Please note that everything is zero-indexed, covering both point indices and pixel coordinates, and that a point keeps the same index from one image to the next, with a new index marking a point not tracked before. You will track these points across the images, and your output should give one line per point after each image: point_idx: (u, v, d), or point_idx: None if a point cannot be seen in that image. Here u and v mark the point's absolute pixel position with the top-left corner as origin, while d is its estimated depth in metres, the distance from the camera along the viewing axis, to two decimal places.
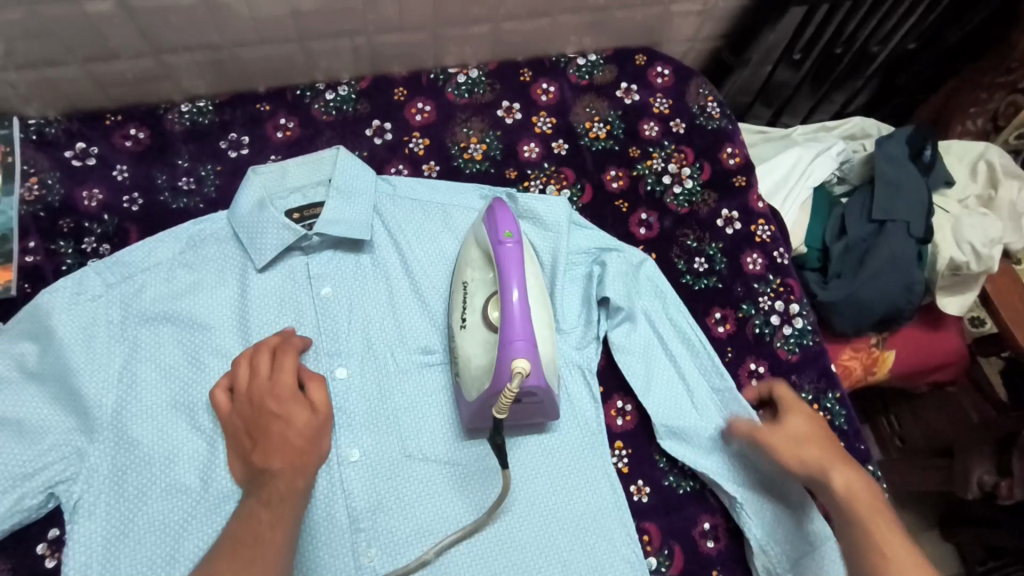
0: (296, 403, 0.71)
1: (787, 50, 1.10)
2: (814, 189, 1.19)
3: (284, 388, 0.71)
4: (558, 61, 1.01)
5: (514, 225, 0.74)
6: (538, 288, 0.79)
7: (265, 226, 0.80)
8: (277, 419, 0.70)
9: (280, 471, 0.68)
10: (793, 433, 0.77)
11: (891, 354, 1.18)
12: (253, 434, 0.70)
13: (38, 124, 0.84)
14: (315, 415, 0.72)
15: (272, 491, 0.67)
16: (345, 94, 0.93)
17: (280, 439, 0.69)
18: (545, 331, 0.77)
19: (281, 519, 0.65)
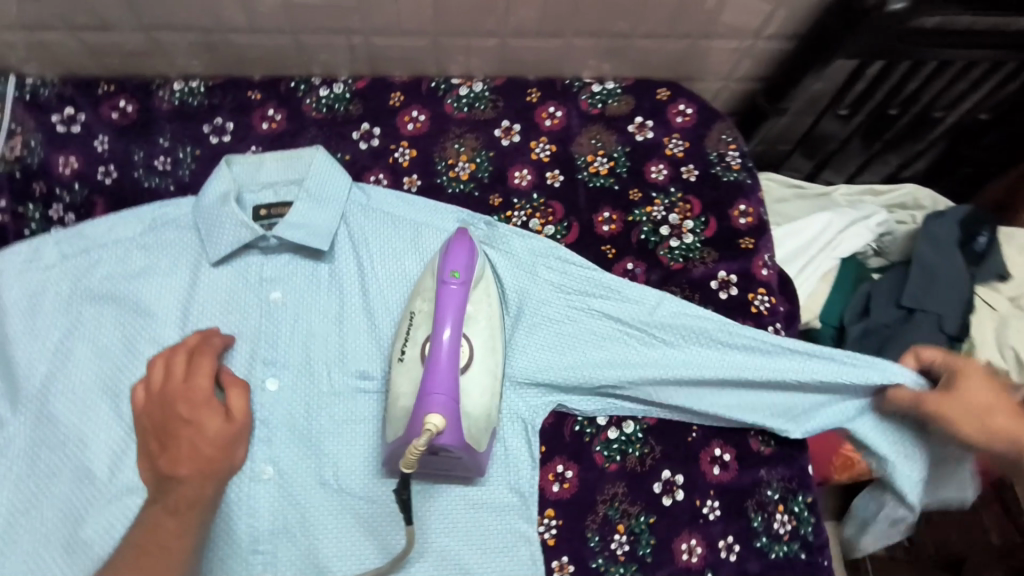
0: (210, 407, 0.70)
1: (833, 102, 1.00)
2: (843, 260, 1.08)
3: (200, 393, 0.70)
4: (571, 84, 0.94)
5: (464, 264, 0.71)
6: (491, 331, 0.75)
7: (223, 221, 0.78)
8: (188, 423, 0.68)
9: (187, 477, 0.66)
10: (972, 400, 0.72)
11: None
12: (162, 437, 0.68)
13: (34, 84, 0.85)
14: (228, 424, 0.70)
15: (177, 499, 0.65)
16: (339, 92, 0.89)
17: (188, 445, 0.67)
18: (488, 379, 0.72)
19: (188, 528, 0.63)
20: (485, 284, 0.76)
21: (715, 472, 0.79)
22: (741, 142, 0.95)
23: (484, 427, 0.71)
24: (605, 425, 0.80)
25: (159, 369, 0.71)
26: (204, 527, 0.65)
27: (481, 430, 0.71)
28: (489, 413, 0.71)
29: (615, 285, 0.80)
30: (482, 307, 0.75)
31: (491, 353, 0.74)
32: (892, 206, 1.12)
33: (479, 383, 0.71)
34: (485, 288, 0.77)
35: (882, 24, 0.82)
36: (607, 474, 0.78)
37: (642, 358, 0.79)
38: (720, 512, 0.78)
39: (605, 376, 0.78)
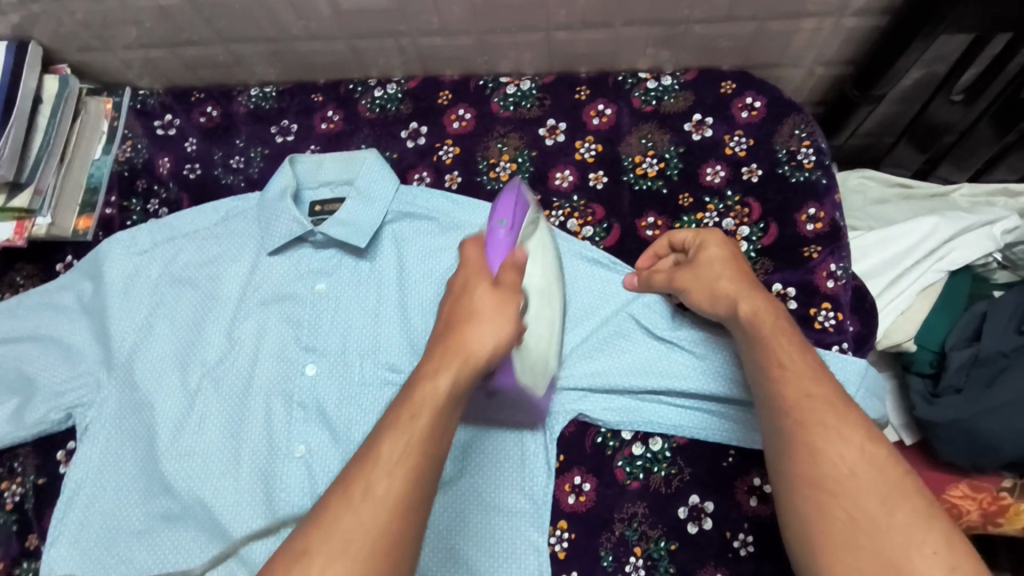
0: (508, 301, 0.63)
1: (945, 83, 0.84)
2: (952, 274, 0.92)
3: (471, 274, 0.65)
4: (624, 81, 0.89)
5: (511, 213, 0.71)
6: (545, 285, 0.75)
7: (279, 216, 0.85)
8: (482, 312, 0.62)
9: (461, 332, 0.61)
10: (705, 265, 0.74)
11: None
12: (448, 321, 0.63)
13: (144, 95, 0.99)
14: (501, 287, 0.64)
15: (438, 360, 0.59)
16: (391, 93, 0.93)
17: (486, 334, 0.61)
18: (545, 328, 0.74)
19: (444, 394, 0.57)
20: (541, 234, 0.76)
21: (750, 504, 0.72)
22: (818, 136, 0.84)
23: (539, 371, 0.73)
24: (630, 440, 0.76)
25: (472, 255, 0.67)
26: (469, 382, 0.59)
27: (537, 373, 0.73)
28: (545, 360, 0.73)
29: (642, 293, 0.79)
30: (536, 255, 0.75)
31: (547, 303, 0.75)
32: None
33: (536, 331, 0.73)
34: (539, 241, 0.75)
35: None
36: (628, 492, 0.74)
37: (683, 370, 0.76)
38: (754, 548, 0.71)
39: (649, 386, 0.76)
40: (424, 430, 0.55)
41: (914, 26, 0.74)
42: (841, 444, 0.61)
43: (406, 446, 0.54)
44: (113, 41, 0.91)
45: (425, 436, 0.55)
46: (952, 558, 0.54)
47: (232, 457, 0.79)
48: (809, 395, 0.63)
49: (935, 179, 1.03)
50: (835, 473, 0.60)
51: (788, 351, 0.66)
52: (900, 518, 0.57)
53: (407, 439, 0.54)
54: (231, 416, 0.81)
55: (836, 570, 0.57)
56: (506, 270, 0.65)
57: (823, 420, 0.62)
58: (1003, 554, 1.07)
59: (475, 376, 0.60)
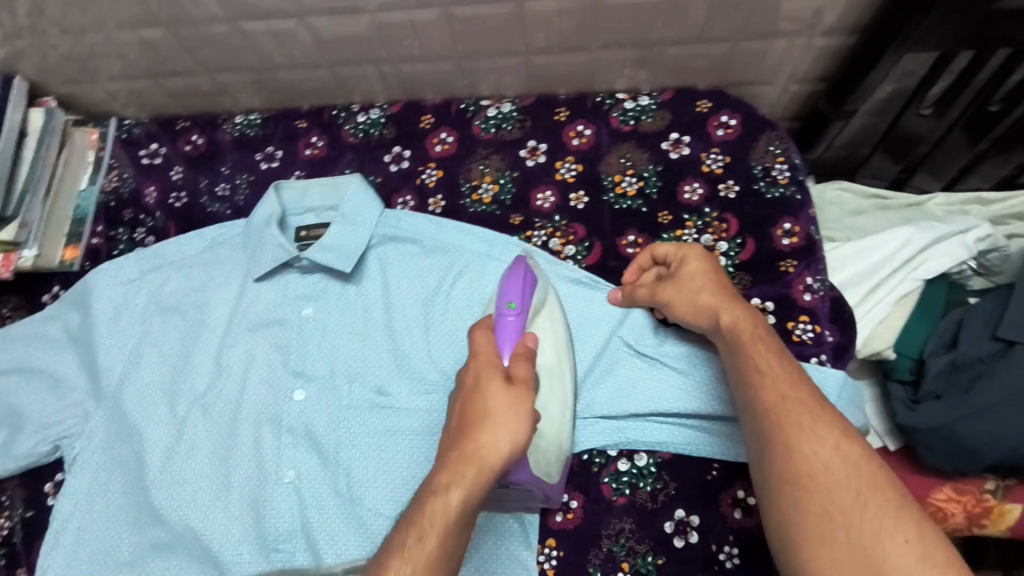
0: (521, 398, 0.64)
1: (915, 97, 0.86)
2: (928, 282, 0.94)
3: (482, 368, 0.67)
4: (602, 101, 0.91)
5: (518, 295, 0.74)
6: (554, 362, 0.76)
7: (265, 242, 0.86)
8: (495, 414, 0.63)
9: (475, 436, 0.61)
10: (687, 280, 0.75)
11: (1012, 509, 0.88)
12: (460, 426, 0.63)
13: (130, 125, 1.00)
14: (513, 385, 0.65)
15: (449, 473, 0.60)
16: (374, 118, 0.95)
17: (500, 438, 0.61)
18: (557, 409, 0.74)
19: (452, 510, 0.58)
20: (548, 312, 0.77)
21: (734, 516, 0.73)
22: (792, 152, 0.87)
23: (553, 458, 0.73)
24: (616, 456, 0.77)
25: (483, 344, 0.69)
26: (481, 493, 0.60)
27: (551, 462, 0.72)
28: (559, 445, 0.73)
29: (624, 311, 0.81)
30: (543, 334, 0.76)
31: (558, 380, 0.75)
32: (997, 220, 0.99)
33: (548, 412, 0.74)
34: (546, 319, 0.77)
35: (962, 8, 0.70)
36: (615, 508, 0.75)
37: (667, 392, 0.77)
38: (739, 560, 0.72)
39: (633, 410, 0.77)
40: (429, 554, 0.57)
41: (881, 44, 0.76)
42: (817, 444, 0.62)
43: (411, 574, 0.56)
44: (98, 73, 0.92)
45: (431, 555, 0.57)
46: (922, 546, 0.57)
47: (221, 484, 0.79)
48: (787, 399, 0.64)
49: (910, 188, 1.05)
50: (810, 471, 0.62)
51: (767, 356, 0.67)
52: (873, 511, 0.59)
53: (412, 564, 0.56)
54: (220, 443, 0.81)
55: (816, 564, 0.59)
56: (516, 363, 0.67)
57: (801, 423, 0.63)
58: (993, 555, 1.09)
59: (490, 483, 0.61)
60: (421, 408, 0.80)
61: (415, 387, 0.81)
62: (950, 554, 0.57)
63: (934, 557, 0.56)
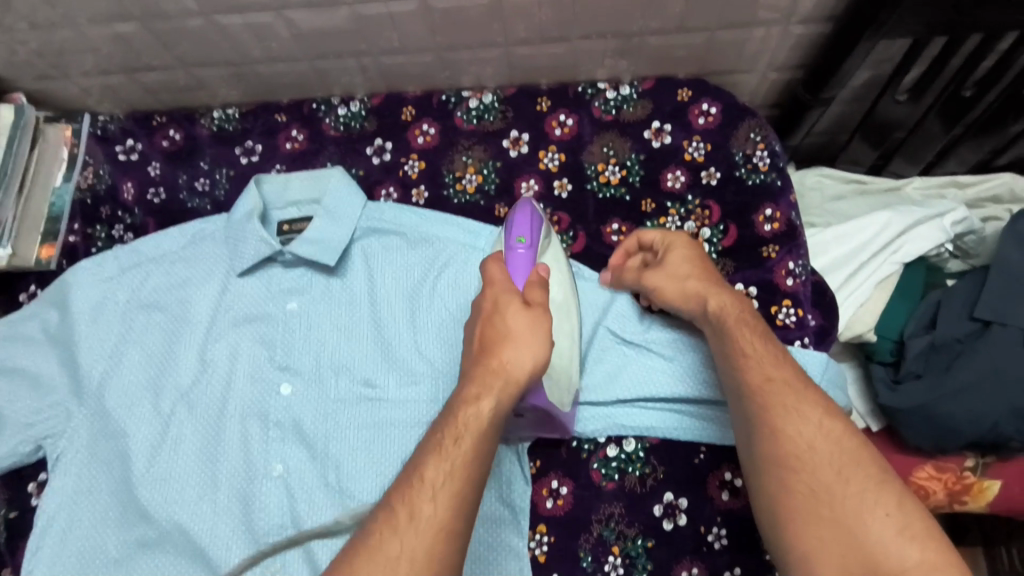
0: (541, 319, 0.66)
1: (891, 83, 0.87)
2: (908, 265, 0.95)
3: (501, 293, 0.68)
4: (584, 92, 0.91)
5: (528, 230, 0.77)
6: (564, 297, 0.77)
7: (247, 237, 0.85)
8: (517, 335, 0.65)
9: (503, 356, 0.63)
10: (672, 267, 0.76)
11: (994, 486, 0.89)
12: (484, 346, 0.65)
13: (104, 120, 0.97)
14: (531, 308, 0.67)
15: (479, 385, 0.61)
16: (355, 110, 0.94)
17: (524, 355, 0.64)
18: (565, 345, 0.76)
19: (487, 424, 0.59)
20: (555, 246, 0.80)
21: (723, 497, 0.74)
22: (772, 139, 0.87)
23: (565, 388, 0.74)
24: (604, 442, 0.77)
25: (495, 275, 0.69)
26: (507, 406, 0.62)
27: (563, 391, 0.74)
28: (569, 377, 0.75)
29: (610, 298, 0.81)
30: (553, 267, 0.78)
31: (565, 318, 0.77)
32: (972, 203, 1.01)
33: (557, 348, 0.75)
34: (553, 255, 0.79)
35: None
36: (604, 493, 0.75)
37: (655, 376, 0.77)
38: (727, 541, 0.73)
39: (624, 394, 0.77)
40: (467, 454, 0.57)
41: (855, 33, 0.77)
42: (801, 422, 0.63)
43: (449, 473, 0.56)
44: (70, 69, 0.91)
45: (465, 462, 0.57)
46: (904, 519, 0.58)
47: (209, 481, 0.79)
48: (771, 379, 0.65)
49: (888, 173, 1.07)
50: (795, 450, 0.63)
51: (751, 339, 0.68)
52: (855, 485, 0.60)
53: (449, 463, 0.56)
54: (206, 439, 0.80)
55: (801, 540, 0.60)
56: (532, 288, 0.69)
57: (786, 401, 0.64)
58: (975, 532, 1.11)
59: (515, 397, 0.63)
60: (410, 400, 0.80)
61: (403, 379, 0.81)
62: (930, 525, 0.57)
63: (917, 530, 0.57)
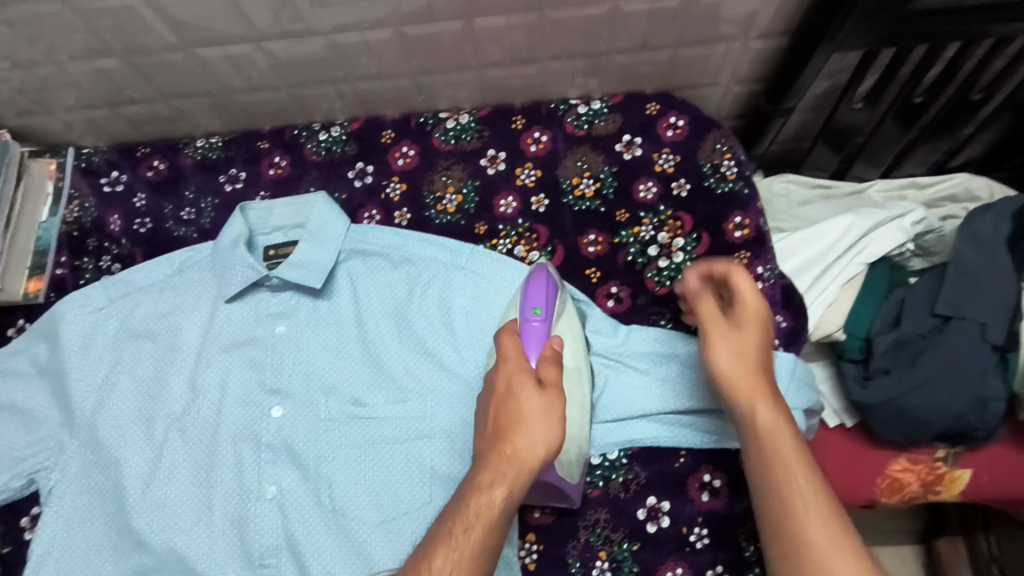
0: (554, 400, 0.65)
1: (848, 92, 0.91)
2: (873, 264, 1.00)
3: (515, 371, 0.67)
4: (556, 107, 0.95)
5: (544, 300, 0.78)
6: (576, 368, 0.79)
7: (234, 264, 0.87)
8: (529, 420, 0.63)
9: (521, 445, 0.62)
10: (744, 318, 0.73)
11: (963, 475, 0.94)
12: (496, 430, 0.64)
13: (88, 153, 0.99)
14: (545, 389, 0.66)
15: (488, 470, 0.60)
16: (336, 135, 0.97)
17: (535, 442, 0.62)
18: (576, 412, 0.77)
19: (492, 516, 0.59)
20: (569, 312, 0.81)
21: (703, 498, 0.77)
22: (738, 149, 0.91)
23: (574, 458, 0.75)
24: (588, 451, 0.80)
25: (513, 355, 0.69)
26: (518, 497, 0.61)
27: (572, 462, 0.75)
28: (579, 446, 0.76)
29: (591, 314, 0.85)
30: (567, 335, 0.80)
31: (576, 382, 0.78)
32: (932, 203, 1.06)
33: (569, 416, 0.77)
34: (567, 320, 0.80)
35: (884, 12, 0.74)
36: (590, 500, 0.78)
37: (637, 397, 0.81)
38: (708, 540, 0.76)
39: (611, 415, 0.80)
40: (474, 543, 0.57)
41: (810, 45, 0.80)
42: (798, 481, 0.64)
43: (456, 561, 0.56)
44: (52, 104, 0.92)
45: (475, 549, 0.57)
46: None
47: (204, 505, 0.80)
48: (774, 430, 0.67)
49: (851, 176, 1.11)
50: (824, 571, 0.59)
51: (779, 431, 0.67)
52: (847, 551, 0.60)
53: (458, 552, 0.57)
54: (200, 465, 0.82)
55: None
56: (545, 365, 0.68)
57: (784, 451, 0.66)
58: (952, 520, 1.16)
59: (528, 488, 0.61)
60: (399, 417, 0.83)
61: (392, 396, 0.83)
62: None
63: None
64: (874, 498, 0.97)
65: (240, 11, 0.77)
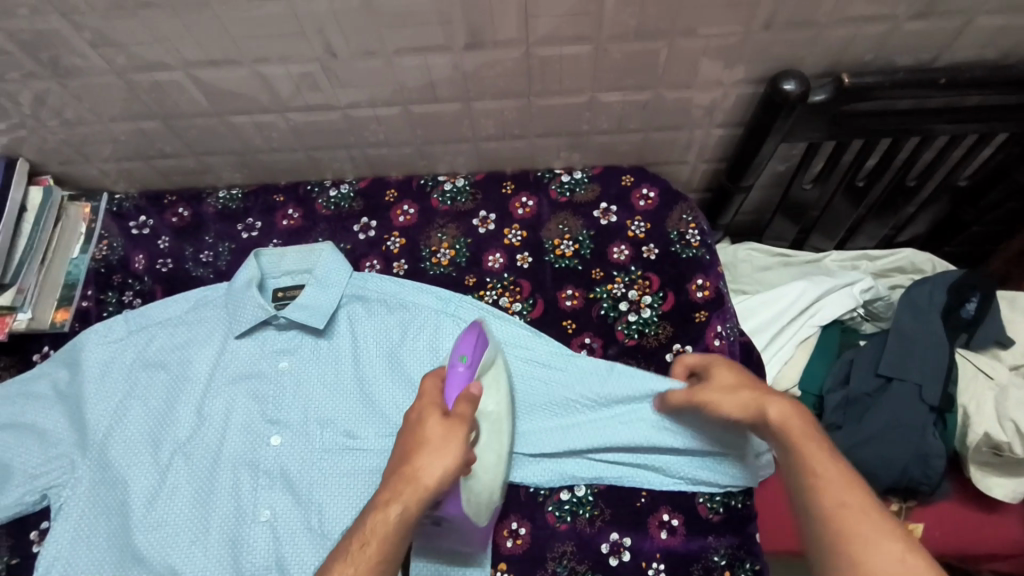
0: (456, 431, 0.71)
1: (799, 174, 1.03)
2: (826, 327, 1.09)
3: (426, 406, 0.73)
4: (542, 176, 1.07)
5: (471, 349, 0.80)
6: (498, 413, 0.85)
7: (245, 303, 0.96)
8: (431, 444, 0.70)
9: (419, 467, 0.68)
10: (722, 383, 0.80)
11: (919, 528, 1.01)
12: (403, 452, 0.71)
13: (120, 199, 1.11)
14: (447, 419, 0.72)
15: (393, 487, 0.67)
16: (345, 192, 1.08)
17: (435, 464, 0.68)
18: (493, 458, 0.83)
19: (385, 533, 0.64)
20: (497, 367, 0.88)
21: (660, 536, 0.84)
22: (701, 220, 1.03)
23: (484, 501, 0.80)
24: (558, 487, 0.88)
25: (431, 397, 0.75)
26: (411, 519, 0.66)
27: (481, 504, 0.80)
28: (492, 489, 0.81)
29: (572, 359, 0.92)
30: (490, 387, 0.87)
31: (498, 431, 0.85)
32: (883, 273, 1.16)
33: (485, 460, 0.82)
34: (494, 375, 0.87)
35: (823, 108, 0.87)
36: (559, 533, 0.85)
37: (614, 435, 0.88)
38: (665, 574, 0.83)
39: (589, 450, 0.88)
40: (370, 558, 0.63)
41: (760, 135, 0.92)
42: (789, 421, 0.73)
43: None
44: (93, 156, 1.04)
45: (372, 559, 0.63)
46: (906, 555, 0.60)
47: (201, 526, 0.86)
48: (788, 412, 0.73)
49: (809, 247, 1.22)
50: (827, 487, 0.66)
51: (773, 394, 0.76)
52: (870, 512, 0.63)
53: (354, 565, 0.62)
54: (201, 486, 0.89)
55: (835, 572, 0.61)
56: (459, 402, 0.73)
57: (804, 431, 0.71)
58: None
59: (425, 506, 0.67)
60: (387, 449, 0.90)
61: (381, 429, 0.91)
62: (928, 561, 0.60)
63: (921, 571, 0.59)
64: None
65: (269, 86, 0.89)
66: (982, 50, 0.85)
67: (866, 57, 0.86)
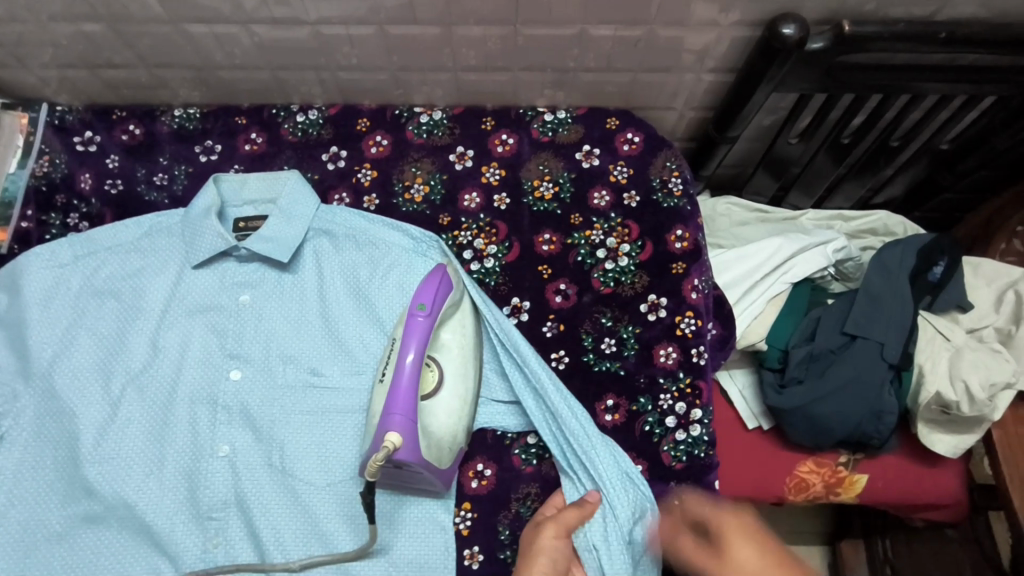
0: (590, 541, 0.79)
1: (785, 128, 1.01)
2: (796, 284, 1.10)
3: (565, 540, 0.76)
4: (524, 114, 1.02)
5: (431, 298, 0.81)
6: (461, 357, 0.85)
7: (204, 232, 0.90)
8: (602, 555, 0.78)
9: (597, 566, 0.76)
10: None
11: (861, 479, 1.05)
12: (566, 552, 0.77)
13: (62, 111, 1.01)
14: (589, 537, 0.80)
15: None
16: (313, 118, 1.01)
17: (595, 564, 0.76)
18: (456, 403, 0.82)
19: None
20: (462, 312, 0.87)
21: None
22: (684, 168, 1.00)
23: (446, 445, 0.80)
24: (525, 432, 0.88)
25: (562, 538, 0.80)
26: None
27: (443, 448, 0.79)
28: (454, 435, 0.81)
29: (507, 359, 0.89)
30: (456, 334, 0.86)
31: (461, 379, 0.84)
32: (857, 234, 1.17)
33: (447, 404, 0.81)
34: (459, 320, 0.86)
35: (816, 58, 0.84)
36: (523, 475, 0.85)
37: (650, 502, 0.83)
38: None
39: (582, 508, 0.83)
40: None
41: (751, 83, 0.88)
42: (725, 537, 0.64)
43: None
44: (29, 60, 0.94)
45: None
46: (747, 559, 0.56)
47: (156, 459, 0.84)
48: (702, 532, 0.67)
49: (787, 204, 1.22)
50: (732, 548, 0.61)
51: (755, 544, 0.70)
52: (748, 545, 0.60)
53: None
54: (155, 421, 0.85)
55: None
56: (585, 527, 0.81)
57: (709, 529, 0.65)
58: (857, 522, 1.29)
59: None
60: (353, 388, 0.88)
61: (347, 368, 0.89)
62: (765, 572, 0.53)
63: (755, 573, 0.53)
64: (782, 496, 1.06)
65: None
66: (981, 8, 0.83)
67: (865, 6, 0.83)
